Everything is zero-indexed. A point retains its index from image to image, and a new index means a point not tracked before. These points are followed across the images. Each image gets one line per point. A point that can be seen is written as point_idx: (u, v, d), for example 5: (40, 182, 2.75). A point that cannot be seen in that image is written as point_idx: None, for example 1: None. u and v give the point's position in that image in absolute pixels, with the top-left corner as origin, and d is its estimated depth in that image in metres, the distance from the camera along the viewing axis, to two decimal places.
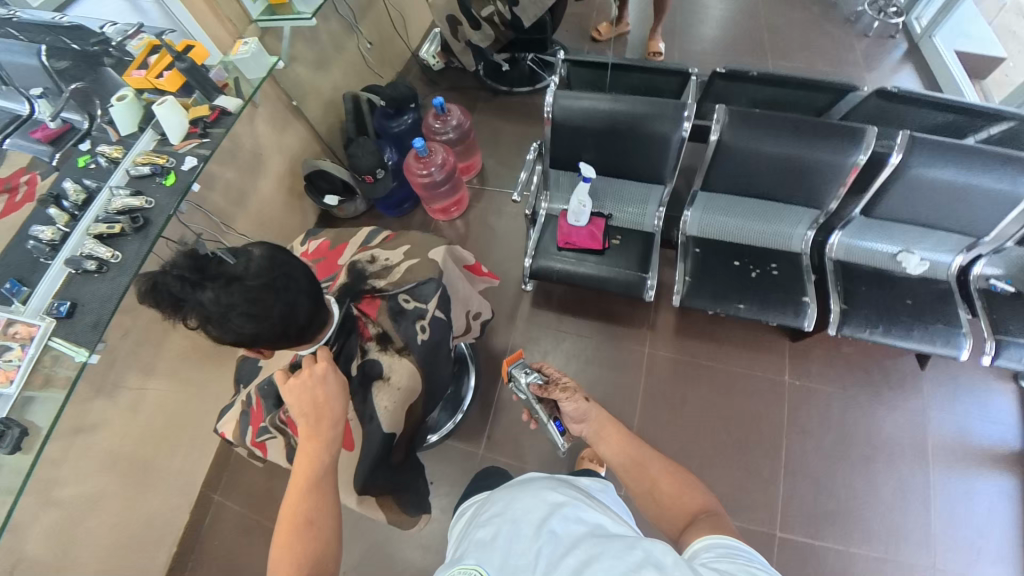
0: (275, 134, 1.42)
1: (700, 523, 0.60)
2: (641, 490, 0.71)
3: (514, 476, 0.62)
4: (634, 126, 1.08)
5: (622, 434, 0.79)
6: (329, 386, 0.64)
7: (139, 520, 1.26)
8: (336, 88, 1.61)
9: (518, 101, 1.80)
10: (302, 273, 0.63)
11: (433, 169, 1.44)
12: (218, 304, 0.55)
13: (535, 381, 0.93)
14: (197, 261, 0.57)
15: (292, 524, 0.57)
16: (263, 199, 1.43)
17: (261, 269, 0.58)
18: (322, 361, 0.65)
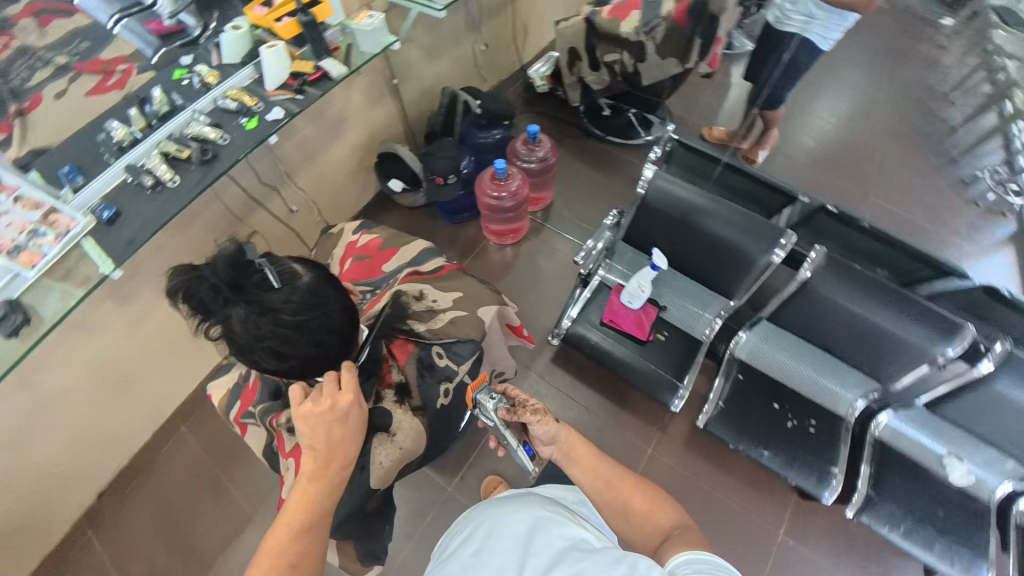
0: (367, 105, 1.40)
1: (670, 542, 0.59)
2: (611, 507, 0.67)
3: (502, 499, 0.69)
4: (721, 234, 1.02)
5: (592, 454, 0.71)
6: (349, 424, 0.60)
7: (103, 428, 1.24)
8: (439, 79, 1.58)
9: (607, 150, 1.71)
10: (341, 312, 0.61)
11: (504, 197, 1.41)
12: (245, 331, 0.55)
13: (500, 406, 0.77)
14: (241, 275, 0.57)
15: (276, 564, 0.54)
16: (332, 162, 1.41)
17: (296, 305, 0.56)
18: (350, 394, 0.59)
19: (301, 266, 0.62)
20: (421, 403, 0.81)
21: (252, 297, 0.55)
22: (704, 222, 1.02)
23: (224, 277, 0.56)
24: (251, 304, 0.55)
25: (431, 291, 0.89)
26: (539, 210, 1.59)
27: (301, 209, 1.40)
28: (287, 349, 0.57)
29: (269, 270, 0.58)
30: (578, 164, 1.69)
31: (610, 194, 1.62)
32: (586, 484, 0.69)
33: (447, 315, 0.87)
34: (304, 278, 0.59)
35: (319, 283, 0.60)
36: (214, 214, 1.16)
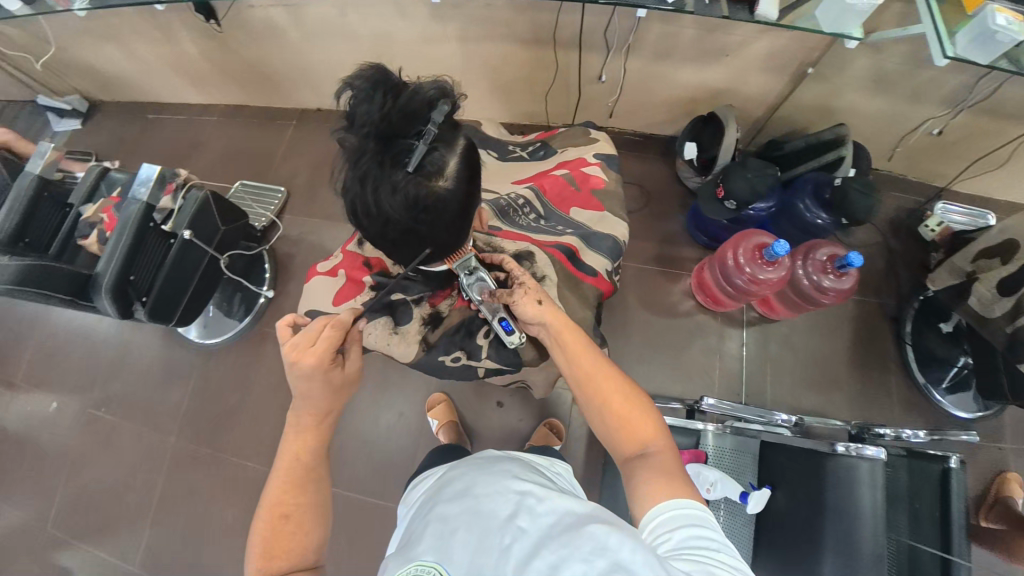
0: (757, 64, 1.12)
1: (649, 466, 0.54)
2: (598, 408, 0.60)
3: (482, 465, 0.62)
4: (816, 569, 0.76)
5: (582, 342, 0.66)
6: (318, 377, 0.66)
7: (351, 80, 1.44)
8: (855, 113, 1.18)
9: (887, 355, 1.25)
10: (436, 236, 0.49)
11: (741, 273, 1.14)
12: (352, 175, 0.44)
13: (484, 286, 0.72)
14: (402, 125, 0.43)
15: (274, 517, 0.60)
16: (670, 78, 1.22)
17: (404, 206, 0.43)
18: (315, 349, 0.65)
19: (458, 167, 0.46)
20: (432, 343, 0.81)
21: (384, 157, 0.43)
22: (832, 546, 0.75)
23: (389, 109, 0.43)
24: (377, 161, 0.43)
25: (549, 287, 0.75)
26: (754, 310, 1.29)
27: (606, 85, 1.29)
28: (365, 215, 0.47)
29: (424, 147, 0.43)
30: (841, 327, 1.27)
31: (823, 383, 1.24)
32: (576, 380, 0.63)
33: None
34: (443, 188, 0.45)
35: (451, 204, 0.46)
36: (547, 21, 1.11)
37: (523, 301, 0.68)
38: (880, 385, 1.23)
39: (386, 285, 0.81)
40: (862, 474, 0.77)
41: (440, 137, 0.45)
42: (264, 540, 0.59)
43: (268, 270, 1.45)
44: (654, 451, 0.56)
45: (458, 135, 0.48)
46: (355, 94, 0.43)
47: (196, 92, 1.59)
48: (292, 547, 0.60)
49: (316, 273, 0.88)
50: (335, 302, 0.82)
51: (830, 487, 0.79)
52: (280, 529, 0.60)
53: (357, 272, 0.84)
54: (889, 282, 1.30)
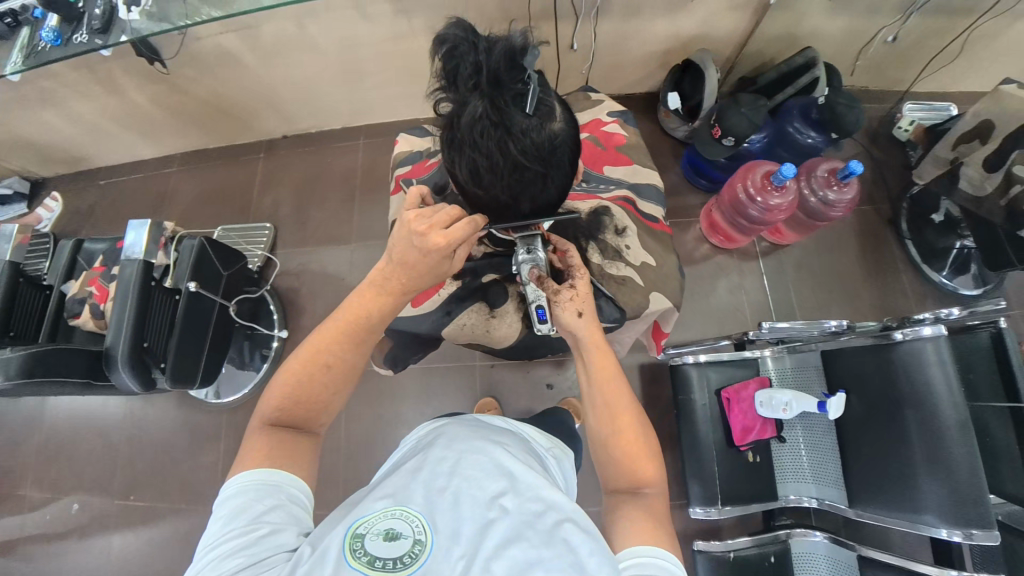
0: (723, 5, 1.16)
1: (638, 505, 0.56)
2: (606, 437, 0.61)
3: (475, 424, 0.59)
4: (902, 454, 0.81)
5: (609, 366, 0.64)
6: (426, 263, 0.59)
7: (317, 95, 1.38)
8: (818, 35, 1.23)
9: (892, 254, 1.33)
10: (555, 184, 0.51)
11: (754, 204, 1.17)
12: (469, 131, 0.45)
13: (535, 268, 0.66)
14: (508, 72, 0.44)
15: (315, 362, 0.60)
16: (641, 34, 1.24)
17: (531, 150, 0.45)
18: (441, 237, 0.57)
19: (559, 109, 0.48)
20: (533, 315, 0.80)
21: (501, 106, 0.44)
22: (917, 427, 0.79)
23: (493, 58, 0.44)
24: (496, 112, 0.44)
25: (632, 237, 0.77)
26: (768, 240, 1.33)
27: (579, 53, 1.29)
28: (486, 175, 0.47)
29: (535, 88, 0.44)
30: (846, 239, 1.34)
31: (844, 295, 1.30)
32: (591, 399, 0.63)
33: (623, 270, 0.75)
34: (556, 127, 0.46)
35: (564, 142, 0.48)
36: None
37: (565, 307, 0.64)
38: (893, 283, 1.31)
39: (473, 268, 0.80)
40: (928, 354, 0.80)
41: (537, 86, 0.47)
42: (290, 379, 0.60)
43: (275, 310, 1.38)
44: (648, 491, 0.58)
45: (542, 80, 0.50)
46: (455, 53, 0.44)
47: (149, 145, 1.49)
48: (320, 393, 0.61)
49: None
50: (416, 303, 0.79)
51: (897, 373, 0.83)
52: (316, 375, 0.60)
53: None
54: (877, 189, 1.38)
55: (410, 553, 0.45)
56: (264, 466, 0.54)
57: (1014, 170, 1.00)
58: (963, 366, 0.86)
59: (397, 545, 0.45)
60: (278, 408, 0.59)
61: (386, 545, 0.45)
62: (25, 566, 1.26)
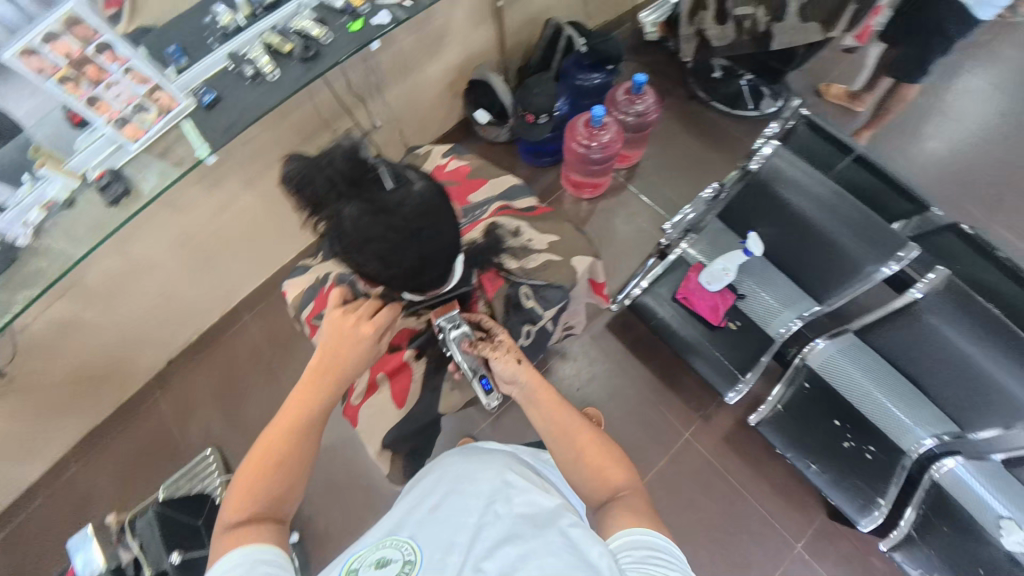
0: (469, 24, 1.33)
1: (620, 506, 0.59)
2: (574, 459, 0.64)
3: (475, 453, 0.68)
4: (821, 241, 0.96)
5: (556, 399, 0.68)
6: (355, 346, 0.64)
7: (178, 302, 1.33)
8: (546, 7, 1.47)
9: (709, 118, 1.57)
10: (452, 230, 0.57)
11: (593, 151, 1.31)
12: (354, 228, 0.52)
13: (462, 336, 0.72)
14: (356, 170, 0.54)
15: (264, 455, 0.59)
16: (424, 81, 1.37)
17: (411, 209, 0.52)
18: (367, 329, 0.64)
19: (415, 173, 0.57)
20: None
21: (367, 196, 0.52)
22: (814, 212, 0.95)
23: (340, 168, 0.54)
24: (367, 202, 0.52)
25: (528, 230, 0.84)
26: (624, 168, 1.49)
27: (385, 127, 1.39)
28: (393, 258, 0.54)
29: (385, 169, 0.53)
30: (675, 129, 1.56)
31: (705, 170, 1.50)
32: (545, 430, 0.67)
33: (540, 256, 0.83)
34: (421, 186, 0.55)
35: (434, 193, 0.55)
36: (305, 115, 1.18)
37: (503, 359, 0.69)
38: (726, 137, 1.54)
39: (427, 340, 0.80)
40: (781, 165, 0.96)
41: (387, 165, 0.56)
42: (246, 478, 0.58)
43: None
44: (625, 490, 0.61)
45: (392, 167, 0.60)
46: (308, 184, 0.54)
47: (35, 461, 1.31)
48: (271, 493, 0.58)
49: (357, 409, 0.82)
50: (399, 404, 0.79)
51: (772, 190, 0.98)
52: (267, 466, 0.59)
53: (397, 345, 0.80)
54: (669, 82, 1.63)
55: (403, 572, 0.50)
56: (251, 542, 0.54)
57: (738, 13, 1.28)
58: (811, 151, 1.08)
59: (387, 570, 0.51)
60: (239, 508, 0.57)
61: (378, 569, 0.51)
62: None
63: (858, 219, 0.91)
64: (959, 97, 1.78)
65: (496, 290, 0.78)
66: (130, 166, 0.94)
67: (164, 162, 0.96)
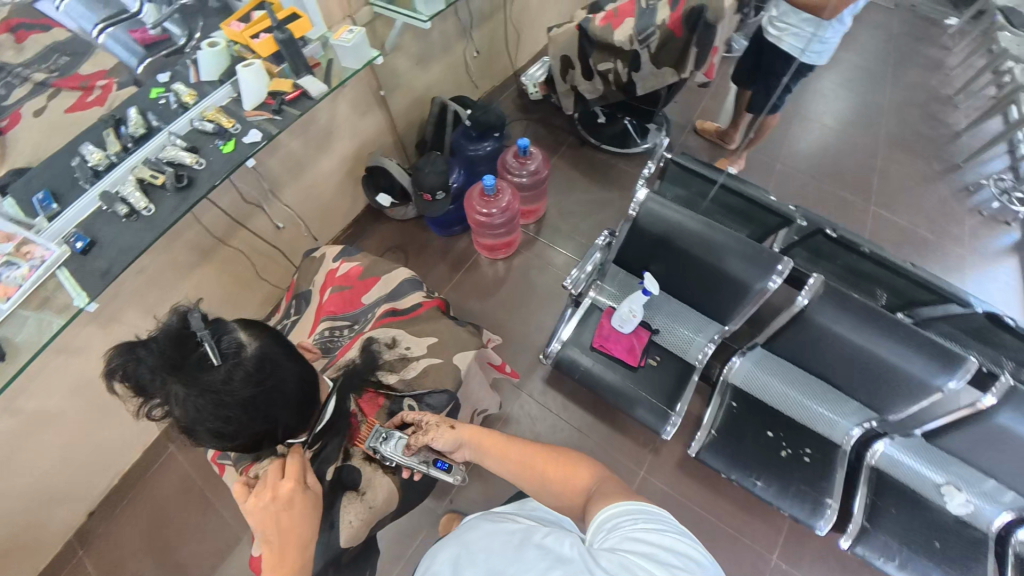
0: (354, 117, 1.37)
1: (592, 502, 0.60)
2: (540, 487, 0.67)
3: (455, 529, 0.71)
4: (708, 269, 1.02)
5: (500, 440, 0.74)
6: (296, 505, 0.60)
7: (89, 449, 1.23)
8: (429, 87, 1.55)
9: (602, 159, 1.67)
10: (293, 381, 0.59)
11: (495, 215, 1.37)
12: (187, 413, 0.54)
13: (399, 442, 0.75)
14: (178, 350, 0.55)
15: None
16: (318, 176, 1.38)
17: (239, 381, 0.54)
18: (290, 481, 0.60)
19: (246, 333, 0.58)
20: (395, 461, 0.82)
21: (190, 378, 0.53)
22: (694, 246, 1.01)
23: (162, 351, 0.55)
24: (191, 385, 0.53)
25: (404, 337, 0.92)
26: (531, 223, 1.55)
27: (288, 226, 1.40)
28: (231, 429, 0.56)
29: (208, 344, 0.55)
30: (573, 176, 1.64)
31: (607, 209, 1.58)
32: (506, 471, 0.71)
33: (420, 362, 0.89)
34: (251, 349, 0.57)
35: (266, 354, 0.57)
36: (198, 235, 1.17)
37: (442, 433, 0.74)
38: (621, 174, 1.64)
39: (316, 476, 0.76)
40: (655, 208, 1.02)
41: (216, 332, 0.57)
42: None
43: None
44: (589, 485, 0.63)
45: (228, 320, 0.60)
46: (132, 376, 0.55)
47: None
48: None
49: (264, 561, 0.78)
50: None
51: (654, 232, 1.04)
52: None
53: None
54: (559, 134, 1.74)
55: None
56: None
57: (601, 67, 1.39)
58: (685, 183, 1.20)
59: None
60: None
61: None
62: None
63: (737, 243, 0.98)
64: (811, 103, 2.01)
65: (381, 408, 0.82)
66: (5, 327, 0.85)
67: (46, 313, 0.87)
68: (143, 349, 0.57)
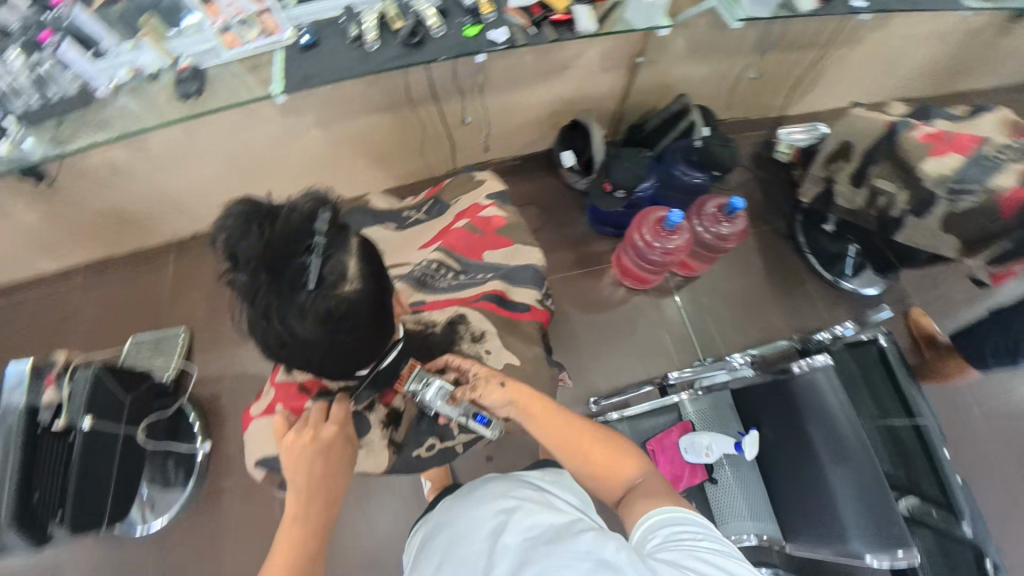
0: (596, 67, 1.25)
1: (640, 495, 0.58)
2: (580, 464, 0.64)
3: (479, 492, 0.70)
4: (819, 484, 0.81)
5: (549, 407, 0.70)
6: (330, 453, 0.68)
7: (217, 194, 1.37)
8: (684, 81, 1.36)
9: (794, 266, 1.41)
10: (358, 339, 0.55)
11: (655, 249, 1.23)
12: (256, 314, 0.51)
13: (441, 391, 0.74)
14: (286, 250, 0.50)
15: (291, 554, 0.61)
16: (526, 100, 1.31)
17: (315, 321, 0.49)
18: (332, 424, 0.69)
19: (355, 267, 0.53)
20: (401, 442, 0.81)
21: (282, 286, 0.49)
22: (830, 453, 0.81)
23: (271, 241, 0.50)
24: (278, 293, 0.49)
25: (490, 338, 0.87)
26: (680, 276, 1.38)
27: (472, 125, 1.36)
28: (284, 347, 0.53)
29: (314, 264, 0.49)
30: (751, 261, 1.41)
31: (758, 317, 1.36)
32: (548, 443, 0.67)
33: None
34: (348, 291, 0.51)
35: (355, 307, 0.51)
36: (396, 87, 1.16)
37: (489, 392, 0.71)
38: (801, 295, 1.38)
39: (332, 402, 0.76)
40: (822, 383, 0.85)
41: (332, 247, 0.52)
42: None
43: (196, 420, 1.29)
44: (638, 478, 0.61)
45: (348, 239, 0.54)
46: (232, 241, 0.51)
47: (43, 265, 1.41)
48: None
49: (252, 418, 0.83)
50: None
51: (800, 405, 0.86)
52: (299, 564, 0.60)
53: (295, 400, 0.78)
54: (770, 210, 1.49)
55: None
56: None
57: (878, 184, 1.10)
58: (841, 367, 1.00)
59: None
60: None
61: None
62: None
63: (881, 489, 0.77)
64: None
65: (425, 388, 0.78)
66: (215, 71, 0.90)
67: (250, 78, 0.91)
68: (256, 223, 0.51)
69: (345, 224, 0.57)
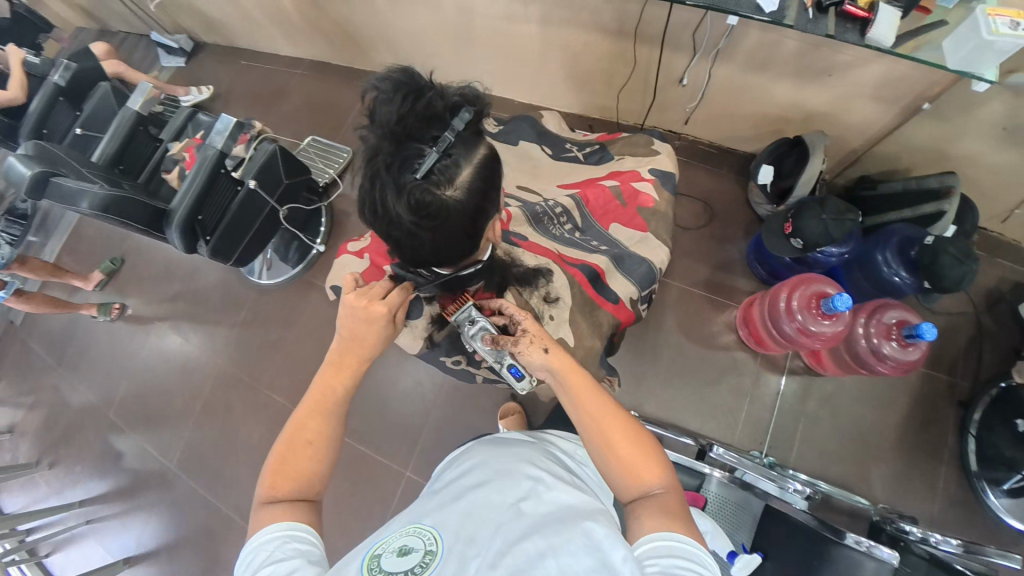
0: (865, 91, 1.01)
1: (651, 511, 0.51)
2: (599, 451, 0.56)
3: (503, 446, 0.67)
4: None
5: (590, 385, 0.59)
6: (369, 326, 0.63)
7: (426, 49, 1.44)
8: (969, 161, 1.04)
9: (945, 438, 1.12)
10: (436, 243, 0.56)
11: (791, 319, 1.05)
12: (368, 170, 0.53)
13: (487, 332, 0.69)
14: (415, 131, 0.50)
15: (295, 440, 0.58)
16: (759, 89, 1.13)
17: (406, 207, 0.51)
18: (383, 304, 0.63)
19: (467, 176, 0.52)
20: (436, 341, 0.86)
21: (397, 161, 0.50)
22: None
23: (408, 117, 0.50)
24: (390, 166, 0.50)
25: (563, 308, 0.80)
26: (803, 359, 1.18)
27: (686, 89, 1.22)
28: (374, 212, 0.56)
29: (432, 158, 0.49)
30: (895, 398, 1.15)
31: (860, 453, 1.14)
32: (575, 419, 0.58)
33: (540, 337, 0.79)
34: (447, 196, 0.51)
35: (446, 213, 0.52)
36: (631, 13, 1.06)
37: (527, 348, 0.63)
38: (926, 470, 1.11)
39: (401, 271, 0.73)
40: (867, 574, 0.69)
41: (457, 147, 0.51)
42: (281, 455, 0.57)
43: (324, 223, 1.51)
44: (659, 491, 0.53)
45: (474, 148, 0.53)
46: (381, 99, 0.52)
47: (290, 43, 1.67)
48: (303, 475, 0.57)
49: (348, 250, 0.95)
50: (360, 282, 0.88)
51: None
52: (294, 454, 0.57)
53: (378, 257, 0.86)
54: (968, 358, 1.16)
55: (420, 563, 0.48)
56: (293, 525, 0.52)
57: None
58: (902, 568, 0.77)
59: (409, 558, 0.49)
60: (277, 486, 0.55)
61: (399, 559, 0.49)
62: (83, 343, 1.59)
63: None
64: None
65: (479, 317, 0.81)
66: None
67: None
68: (405, 93, 0.51)
69: (482, 131, 0.56)
